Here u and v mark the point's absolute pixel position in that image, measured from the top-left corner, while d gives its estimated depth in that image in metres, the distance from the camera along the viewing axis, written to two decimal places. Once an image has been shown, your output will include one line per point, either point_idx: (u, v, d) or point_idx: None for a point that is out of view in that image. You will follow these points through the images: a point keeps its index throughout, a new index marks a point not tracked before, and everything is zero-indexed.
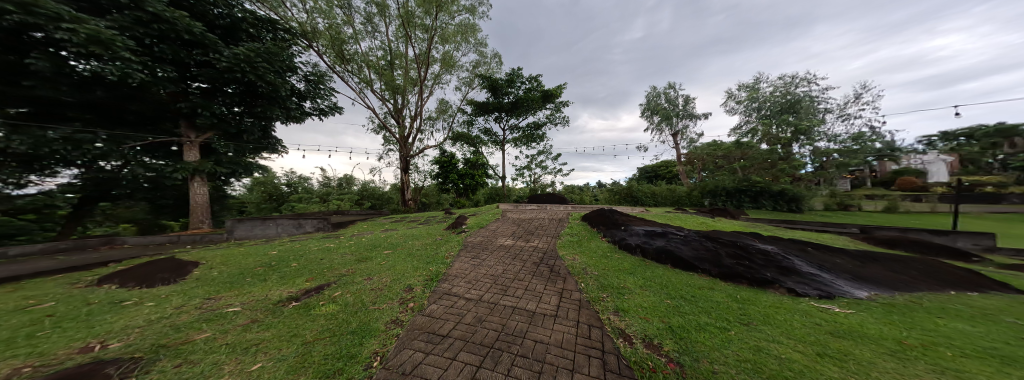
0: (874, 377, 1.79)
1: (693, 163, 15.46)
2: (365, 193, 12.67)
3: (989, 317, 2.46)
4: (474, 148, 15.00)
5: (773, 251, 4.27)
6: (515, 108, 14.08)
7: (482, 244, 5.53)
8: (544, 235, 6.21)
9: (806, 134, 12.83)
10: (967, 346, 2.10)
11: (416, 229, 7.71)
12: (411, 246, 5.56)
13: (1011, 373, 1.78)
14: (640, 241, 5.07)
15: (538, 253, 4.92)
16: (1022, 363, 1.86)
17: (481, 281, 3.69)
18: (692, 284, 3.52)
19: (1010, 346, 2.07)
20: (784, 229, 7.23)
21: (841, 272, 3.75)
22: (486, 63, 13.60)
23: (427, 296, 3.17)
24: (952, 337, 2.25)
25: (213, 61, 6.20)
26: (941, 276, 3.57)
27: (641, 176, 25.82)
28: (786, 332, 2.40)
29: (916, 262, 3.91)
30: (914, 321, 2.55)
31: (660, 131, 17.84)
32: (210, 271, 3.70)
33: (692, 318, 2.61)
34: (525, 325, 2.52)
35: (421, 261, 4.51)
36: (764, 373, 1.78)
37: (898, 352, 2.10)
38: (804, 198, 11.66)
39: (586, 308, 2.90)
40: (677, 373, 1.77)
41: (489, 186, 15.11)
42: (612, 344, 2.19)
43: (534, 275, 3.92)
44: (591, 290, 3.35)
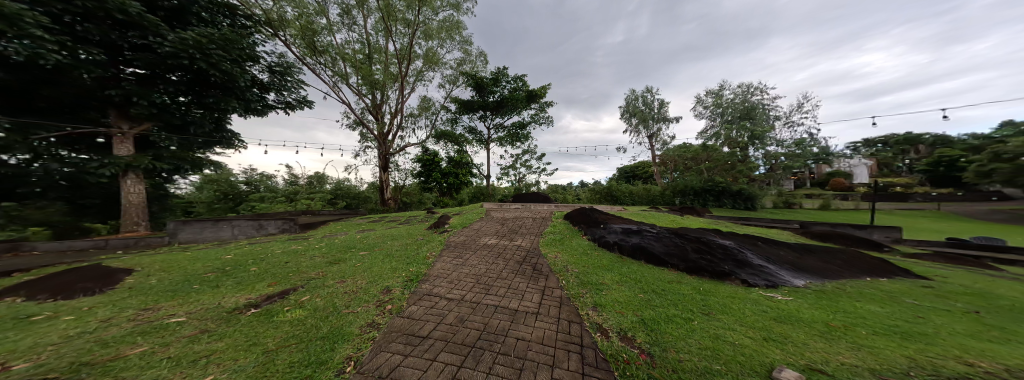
0: (808, 357, 2.00)
1: (666, 164, 16.37)
2: (339, 192, 12.06)
3: (894, 299, 2.86)
4: (457, 147, 14.86)
5: (730, 245, 4.63)
6: (499, 107, 14.05)
7: (465, 243, 5.47)
8: (527, 234, 6.26)
9: (760, 138, 14.08)
10: (876, 325, 2.43)
11: (395, 229, 7.47)
12: (390, 247, 5.38)
13: (909, 347, 2.07)
14: (618, 238, 5.29)
15: (521, 252, 4.95)
16: (917, 338, 2.18)
17: (463, 281, 3.65)
18: (662, 278, 3.74)
19: (908, 323, 2.43)
20: (741, 225, 7.90)
21: (785, 263, 4.17)
22: (471, 62, 13.43)
23: (406, 297, 3.09)
24: (865, 318, 2.59)
25: (154, 45, 5.54)
26: (861, 264, 4.10)
27: (620, 176, 26.84)
28: (739, 320, 2.62)
29: (844, 253, 4.44)
30: (838, 305, 2.91)
31: (637, 133, 18.67)
32: (148, 280, 3.33)
33: (661, 311, 2.77)
34: (507, 324, 2.54)
35: (400, 262, 4.37)
36: (721, 359, 1.92)
37: (826, 333, 2.38)
38: (758, 196, 12.83)
39: (567, 304, 2.98)
40: (648, 364, 1.87)
41: (472, 185, 15.06)
42: (590, 338, 2.28)
43: (517, 274, 3.95)
44: (571, 287, 3.45)
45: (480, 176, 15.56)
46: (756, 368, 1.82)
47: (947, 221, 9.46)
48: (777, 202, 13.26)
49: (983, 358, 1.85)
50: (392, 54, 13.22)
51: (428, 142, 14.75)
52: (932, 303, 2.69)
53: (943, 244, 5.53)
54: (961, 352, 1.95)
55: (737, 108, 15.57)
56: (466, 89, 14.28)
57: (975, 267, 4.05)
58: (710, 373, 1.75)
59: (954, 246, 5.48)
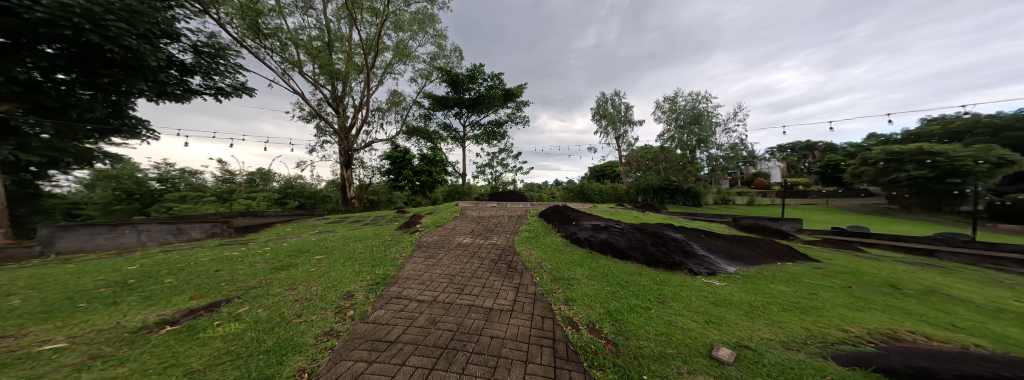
0: (738, 334, 2.27)
1: (631, 164, 17.53)
2: (291, 191, 10.89)
3: (796, 279, 3.39)
4: (431, 144, 14.34)
5: (680, 238, 5.11)
6: (476, 105, 13.70)
7: (439, 243, 5.27)
8: (502, 233, 6.23)
9: (705, 142, 15.80)
10: (782, 303, 2.87)
11: (359, 230, 6.94)
12: (352, 249, 4.98)
13: (807, 320, 2.47)
14: (588, 234, 5.51)
15: (495, 251, 4.92)
16: (810, 311, 2.62)
17: (436, 281, 3.51)
18: (626, 271, 3.98)
19: (805, 299, 2.90)
20: (688, 220, 8.79)
21: (722, 252, 4.72)
22: (445, 57, 12.79)
23: (371, 302, 2.88)
24: (774, 297, 3.05)
25: (18, 8, 4.39)
26: (775, 250, 4.82)
27: (591, 175, 28.09)
28: (687, 306, 2.89)
29: (766, 241, 5.16)
30: (757, 287, 3.37)
31: (607, 135, 19.65)
32: (10, 301, 2.66)
33: (624, 301, 2.96)
34: (481, 323, 2.49)
35: (365, 265, 4.05)
36: (674, 343, 2.08)
37: (751, 312, 2.73)
38: (704, 194, 14.39)
39: (540, 301, 3.00)
40: (613, 353, 1.96)
41: (444, 183, 14.72)
42: (562, 332, 2.33)
43: (491, 272, 3.91)
44: (544, 283, 3.51)
45: (455, 175, 15.18)
46: (700, 348, 2.01)
47: (842, 213, 11.54)
48: (720, 199, 14.99)
49: (854, 325, 2.27)
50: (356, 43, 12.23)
51: (397, 139, 13.98)
52: (821, 281, 3.25)
53: (833, 232, 6.75)
54: (840, 321, 2.37)
55: (691, 115, 17.17)
56: (441, 85, 13.76)
57: (852, 250, 5.01)
58: (664, 356, 1.88)
59: (838, 234, 6.81)
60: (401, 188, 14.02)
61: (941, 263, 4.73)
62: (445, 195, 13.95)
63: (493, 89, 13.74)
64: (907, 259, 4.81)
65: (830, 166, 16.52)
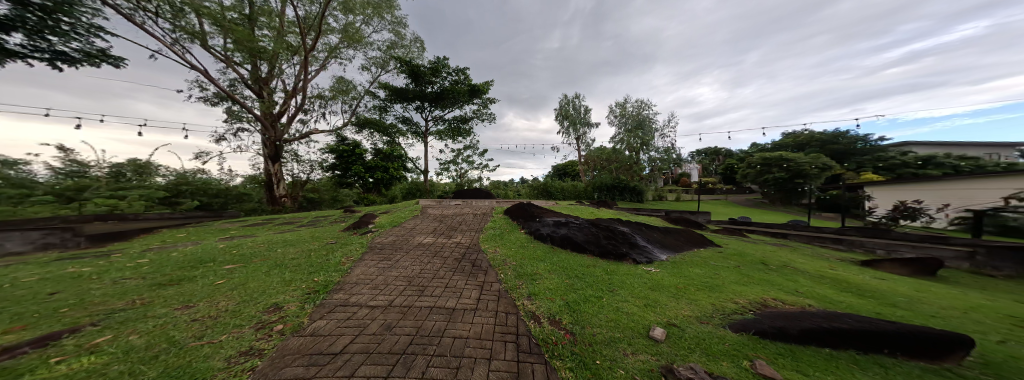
0: (668, 314, 2.55)
1: (588, 163, 18.61)
2: (186, 187, 8.08)
3: (706, 262, 3.99)
4: (387, 138, 13.27)
5: (625, 231, 5.49)
6: (440, 99, 12.86)
7: (396, 244, 4.57)
8: (468, 231, 5.61)
9: (647, 145, 17.64)
10: (695, 283, 3.36)
11: (291, 233, 6.05)
12: (285, 254, 4.32)
13: (711, 295, 2.96)
14: (551, 230, 5.22)
15: (460, 249, 4.28)
16: (711, 288, 3.13)
17: (392, 284, 2.83)
18: (582, 263, 3.93)
19: (711, 278, 3.44)
20: (632, 214, 9.69)
21: (656, 242, 5.29)
22: (404, 46, 12.01)
23: (309, 313, 2.22)
24: (688, 278, 3.55)
25: None
26: (688, 236, 5.71)
27: (555, 173, 29.27)
28: (630, 292, 3.11)
29: (687, 231, 6.00)
30: (678, 271, 3.88)
31: (569, 135, 20.53)
32: None
33: (580, 293, 2.89)
34: (443, 324, 2.01)
35: (302, 272, 3.31)
36: (621, 327, 2.14)
37: (675, 294, 3.11)
38: (645, 191, 16.06)
39: (504, 298, 2.63)
40: (572, 343, 1.84)
41: (400, 181, 13.75)
42: (524, 326, 2.10)
43: (455, 271, 3.23)
44: (509, 279, 3.09)
45: (416, 171, 14.17)
46: (637, 327, 2.17)
47: (745, 208, 14.03)
48: (658, 196, 16.90)
49: (741, 297, 2.78)
50: (291, 19, 10.62)
51: (343, 131, 12.61)
52: (721, 263, 3.89)
53: (735, 222, 8.17)
54: (731, 294, 2.88)
55: (638, 120, 18.83)
56: (399, 75, 12.69)
57: (739, 235, 6.20)
58: (614, 340, 1.89)
59: (736, 223, 8.33)
60: (344, 185, 12.65)
61: (792, 243, 6.16)
62: (404, 193, 12.87)
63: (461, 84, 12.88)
64: (771, 241, 6.16)
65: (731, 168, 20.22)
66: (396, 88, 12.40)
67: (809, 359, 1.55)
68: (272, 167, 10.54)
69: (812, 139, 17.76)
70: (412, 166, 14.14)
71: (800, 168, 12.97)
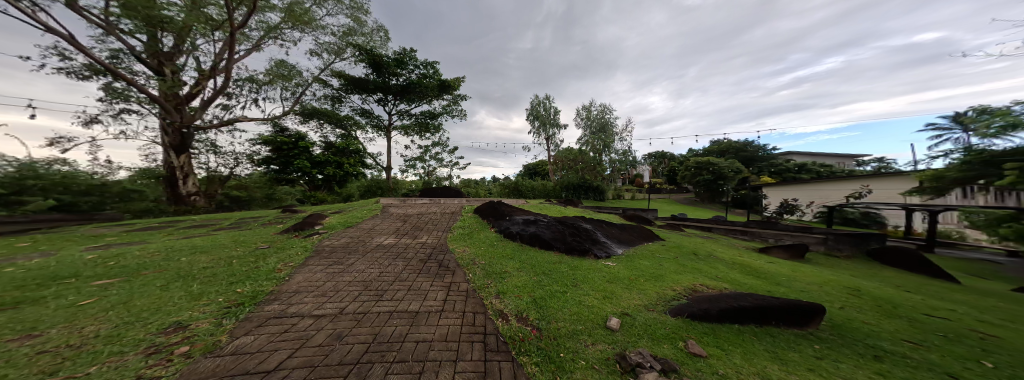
0: (622, 303, 2.65)
1: (557, 163, 19.14)
2: (39, 182, 5.85)
3: (653, 255, 4.37)
4: (341, 130, 12.17)
5: (589, 227, 5.53)
6: (405, 92, 12.21)
7: (348, 247, 4.23)
8: (433, 231, 5.42)
9: (608, 147, 18.80)
10: (643, 274, 3.66)
11: (207, 237, 5.01)
12: (203, 260, 3.54)
13: (656, 284, 3.27)
14: (522, 228, 5.11)
15: (424, 251, 4.05)
16: (657, 279, 3.43)
17: (343, 292, 2.57)
18: (549, 260, 3.82)
19: (657, 269, 3.77)
20: (594, 212, 10.20)
21: (614, 237, 5.58)
22: (365, 35, 11.01)
23: (228, 330, 1.76)
24: (637, 269, 3.85)
25: None
26: (634, 231, 6.22)
27: (525, 173, 29.70)
28: (593, 287, 3.01)
29: (637, 228, 6.47)
30: (631, 263, 4.17)
31: (540, 136, 20.93)
32: None
33: (546, 288, 2.75)
34: (405, 328, 1.79)
35: (222, 282, 2.72)
36: (583, 320, 2.10)
37: (627, 284, 3.32)
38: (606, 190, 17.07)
39: (473, 297, 2.41)
40: (539, 338, 1.76)
41: (360, 177, 12.97)
42: (492, 325, 1.94)
43: (419, 274, 3.06)
44: (477, 279, 2.89)
45: (378, 167, 13.21)
46: (593, 318, 2.15)
47: (688, 206, 15.66)
48: (617, 195, 18.04)
49: (679, 284, 3.12)
50: None
51: (280, 121, 11.37)
52: (664, 255, 4.30)
53: (678, 218, 9.12)
54: (672, 283, 3.20)
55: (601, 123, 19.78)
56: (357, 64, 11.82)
57: (674, 230, 7.00)
58: (576, 333, 1.88)
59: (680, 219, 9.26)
60: (281, 178, 11.77)
61: (714, 235, 7.15)
62: (362, 191, 11.70)
63: (428, 78, 12.26)
64: (701, 234, 7.06)
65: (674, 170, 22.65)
66: (353, 77, 11.53)
67: (724, 335, 1.83)
68: (176, 159, 8.99)
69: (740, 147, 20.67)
70: (372, 162, 13.17)
71: (721, 171, 15.83)
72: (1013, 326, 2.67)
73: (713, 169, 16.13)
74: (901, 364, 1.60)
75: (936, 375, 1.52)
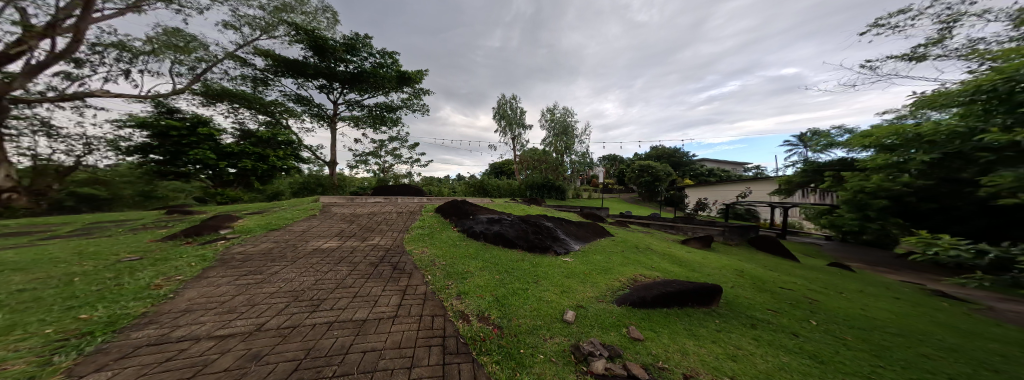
0: (575, 296, 2.78)
1: (522, 163, 19.52)
2: None
3: (601, 250, 4.70)
4: (266, 116, 10.60)
5: (549, 225, 5.72)
6: (356, 81, 11.32)
7: (273, 253, 3.57)
8: (391, 231, 5.15)
9: (569, 149, 19.67)
10: (592, 267, 3.89)
11: (29, 249, 3.61)
12: (41, 275, 2.59)
13: (604, 276, 3.51)
14: (486, 227, 5.10)
15: (380, 253, 3.81)
16: (607, 271, 3.67)
17: (262, 305, 2.10)
18: (512, 258, 3.89)
19: (607, 263, 4.04)
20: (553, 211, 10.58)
21: (571, 234, 5.86)
22: (306, 13, 9.96)
23: (65, 368, 1.16)
24: (588, 263, 4.08)
25: None
26: (588, 228, 6.60)
27: (491, 172, 29.61)
28: (552, 283, 3.11)
29: (589, 224, 6.87)
30: (585, 257, 4.39)
31: (505, 135, 21.01)
32: None
33: (508, 286, 2.78)
34: (349, 339, 1.63)
35: (44, 311, 1.78)
36: (542, 315, 2.13)
37: (578, 276, 3.49)
38: (566, 190, 17.84)
39: (431, 300, 2.34)
40: (500, 336, 1.75)
41: (280, 178, 11.04)
42: (452, 327, 1.87)
43: (367, 279, 2.84)
44: (437, 280, 2.82)
45: (319, 161, 11.94)
46: (550, 312, 2.21)
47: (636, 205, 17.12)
48: (576, 194, 18.98)
49: (624, 277, 3.42)
50: None
51: (168, 100, 8.87)
52: (612, 250, 4.64)
53: (625, 215, 9.94)
54: (619, 276, 3.47)
55: (564, 125, 20.59)
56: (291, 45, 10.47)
57: (623, 226, 7.60)
58: (536, 328, 1.91)
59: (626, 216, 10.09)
60: (167, 172, 9.17)
61: (653, 230, 7.95)
62: (295, 189, 10.89)
63: (382, 69, 11.45)
64: (643, 229, 7.80)
65: (625, 172, 24.73)
66: (286, 60, 10.21)
67: (657, 318, 2.08)
68: None
69: (676, 156, 23.79)
70: (308, 154, 11.81)
71: (658, 174, 18.02)
72: (842, 294, 3.61)
73: (651, 172, 18.37)
74: (767, 329, 2.11)
75: (786, 334, 2.05)
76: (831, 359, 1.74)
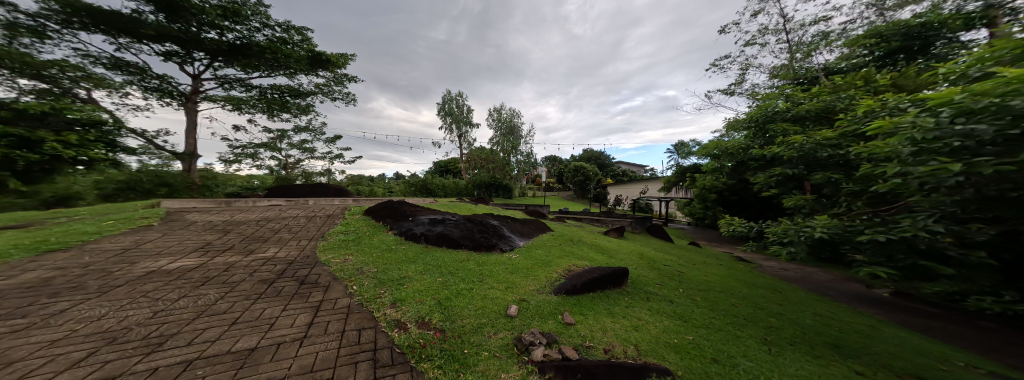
0: (515, 291, 2.89)
1: (470, 162, 19.30)
2: None
3: (538, 246, 4.97)
4: (37, 83, 5.52)
5: (495, 223, 5.73)
6: (239, 53, 7.88)
7: (46, 286, 2.24)
8: (300, 240, 4.29)
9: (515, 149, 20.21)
10: (528, 261, 4.07)
11: None
12: None
13: (542, 269, 3.70)
14: (426, 229, 4.88)
15: (278, 267, 3.09)
16: (547, 265, 3.88)
17: (25, 358, 1.29)
18: (457, 259, 3.83)
19: (544, 257, 4.27)
20: (499, 209, 10.69)
21: (515, 231, 6.03)
22: None
23: None
24: (528, 257, 4.24)
25: None
26: (531, 225, 6.83)
27: (436, 170, 28.38)
28: (496, 280, 3.17)
29: (533, 222, 7.08)
30: (526, 252, 4.56)
31: (450, 131, 20.33)
32: None
33: (453, 288, 2.72)
34: (228, 375, 1.27)
35: None
36: (487, 313, 2.16)
37: (518, 270, 3.61)
38: (513, 188, 18.21)
39: (355, 312, 2.11)
40: (443, 340, 1.70)
41: (71, 175, 5.76)
42: (385, 338, 1.74)
43: (260, 297, 2.28)
44: (366, 290, 2.57)
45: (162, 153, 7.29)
46: (497, 309, 2.26)
47: (573, 203, 18.61)
48: (522, 192, 19.54)
49: (560, 269, 3.70)
50: None
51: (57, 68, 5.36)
52: (548, 245, 4.94)
53: (563, 212, 10.65)
54: (555, 269, 3.72)
55: (511, 125, 20.92)
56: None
57: (560, 221, 8.18)
58: (480, 327, 1.93)
59: (563, 213, 10.81)
60: None
61: (585, 224, 8.74)
62: (111, 190, 6.50)
63: (285, 46, 8.37)
64: (576, 223, 8.51)
65: (565, 172, 26.68)
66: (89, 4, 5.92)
67: (583, 301, 2.36)
68: None
69: (603, 159, 27.12)
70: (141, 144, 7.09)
71: (591, 174, 19.97)
72: (716, 270, 4.59)
73: (585, 172, 20.31)
74: (661, 301, 2.56)
75: (671, 303, 2.54)
76: (691, 318, 2.24)
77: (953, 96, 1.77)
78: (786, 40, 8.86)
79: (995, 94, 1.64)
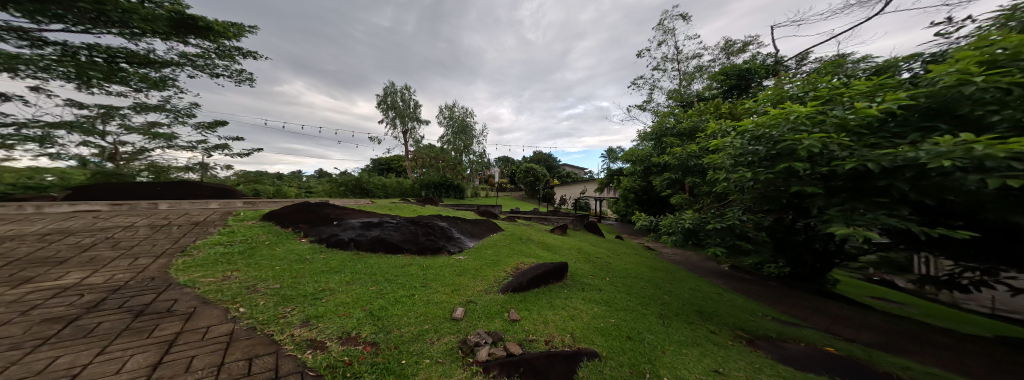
0: (458, 292, 2.84)
1: (416, 161, 18.32)
2: None
3: (479, 245, 5.01)
4: None
5: (444, 225, 5.48)
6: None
7: None
8: (135, 259, 3.11)
9: (467, 148, 19.93)
10: (469, 260, 4.08)
11: None
12: None
13: (484, 268, 3.72)
14: (355, 234, 4.40)
15: (85, 299, 2.10)
16: (497, 264, 3.91)
17: None
18: (396, 264, 3.58)
19: (486, 256, 4.33)
20: (448, 210, 10.36)
21: (463, 232, 5.89)
22: None
23: None
24: (470, 257, 4.26)
25: None
26: (483, 227, 6.75)
27: (376, 169, 26.05)
28: (444, 283, 3.07)
29: (484, 223, 6.99)
30: (468, 251, 4.58)
31: (394, 126, 18.97)
32: None
33: (389, 296, 2.54)
34: None
35: None
36: (429, 319, 2.05)
37: (467, 272, 3.56)
38: (465, 188, 17.89)
39: (243, 339, 1.68)
40: (375, 355, 1.56)
41: None
42: (293, 363, 1.47)
43: (53, 342, 1.49)
44: (269, 308, 2.15)
45: None
46: (442, 313, 2.18)
47: (523, 203, 19.23)
48: (474, 193, 19.33)
49: (511, 267, 3.79)
50: None
51: None
52: (492, 245, 5.00)
53: (511, 212, 10.89)
54: (496, 268, 3.74)
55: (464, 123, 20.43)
56: None
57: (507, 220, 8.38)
58: (422, 334, 1.84)
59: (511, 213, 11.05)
60: None
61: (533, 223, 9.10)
62: None
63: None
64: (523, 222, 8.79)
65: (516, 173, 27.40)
66: None
67: (528, 297, 2.46)
68: None
69: (551, 161, 28.76)
70: None
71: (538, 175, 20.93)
72: (635, 259, 5.27)
73: (534, 173, 21.18)
74: (588, 289, 2.83)
75: (598, 291, 2.81)
76: (615, 303, 2.51)
77: (748, 125, 2.54)
78: (678, 68, 10.85)
79: (766, 126, 2.44)
